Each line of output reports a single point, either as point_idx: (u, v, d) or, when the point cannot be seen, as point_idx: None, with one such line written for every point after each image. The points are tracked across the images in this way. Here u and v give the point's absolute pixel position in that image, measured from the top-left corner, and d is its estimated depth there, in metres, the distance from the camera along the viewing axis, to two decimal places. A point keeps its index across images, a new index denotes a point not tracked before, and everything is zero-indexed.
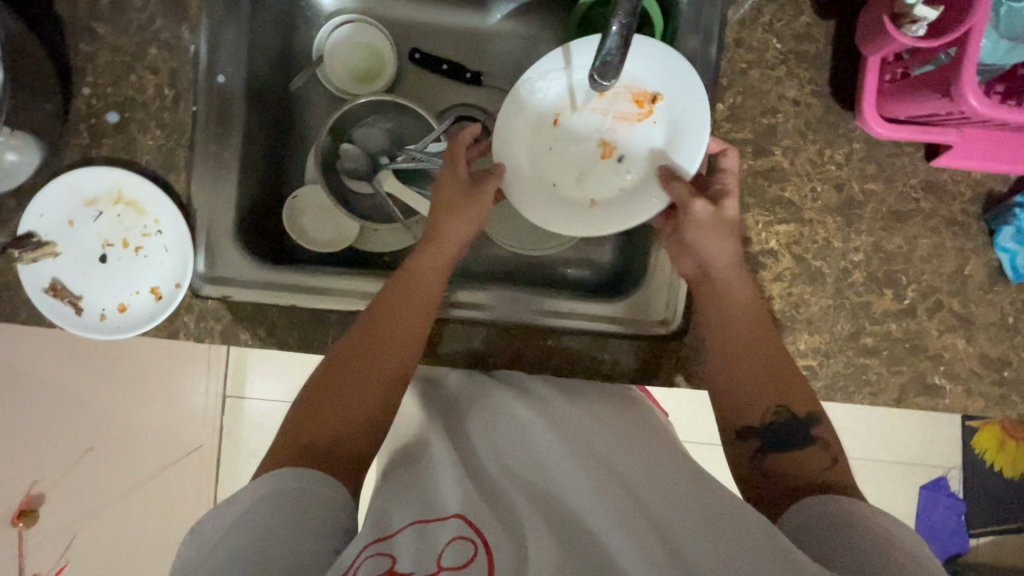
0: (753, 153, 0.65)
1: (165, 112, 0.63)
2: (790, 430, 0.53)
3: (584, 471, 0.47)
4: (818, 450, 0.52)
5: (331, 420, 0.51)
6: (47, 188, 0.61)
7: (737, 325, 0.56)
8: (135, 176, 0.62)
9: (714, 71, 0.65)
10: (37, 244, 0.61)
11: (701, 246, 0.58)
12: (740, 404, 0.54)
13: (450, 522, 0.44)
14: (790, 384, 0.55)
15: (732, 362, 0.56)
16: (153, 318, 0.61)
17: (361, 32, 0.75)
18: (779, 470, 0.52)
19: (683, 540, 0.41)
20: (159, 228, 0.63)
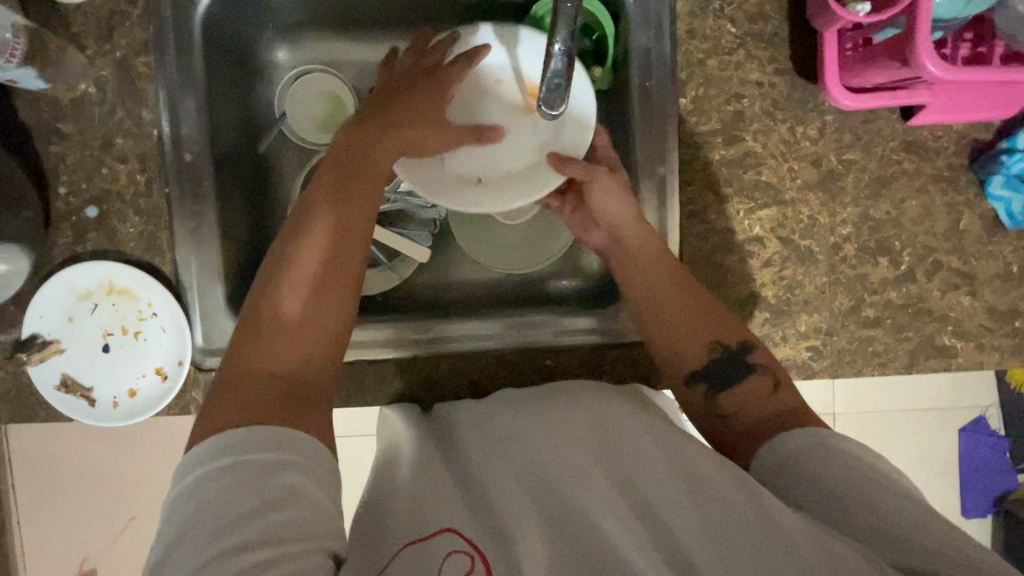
0: (724, 143, 0.64)
1: (140, 198, 0.64)
2: (728, 363, 0.57)
3: (579, 470, 0.48)
4: (760, 379, 0.56)
5: (283, 346, 0.50)
6: (41, 290, 0.63)
7: (656, 282, 0.60)
8: (122, 265, 0.63)
9: (673, 66, 0.64)
10: (43, 344, 0.63)
11: (609, 212, 0.63)
12: (682, 355, 0.58)
13: (442, 537, 0.44)
14: (722, 319, 0.59)
15: (658, 314, 0.59)
16: (162, 399, 0.63)
17: (317, 80, 0.75)
18: (732, 409, 0.55)
19: (680, 524, 0.43)
20: (154, 310, 0.65)
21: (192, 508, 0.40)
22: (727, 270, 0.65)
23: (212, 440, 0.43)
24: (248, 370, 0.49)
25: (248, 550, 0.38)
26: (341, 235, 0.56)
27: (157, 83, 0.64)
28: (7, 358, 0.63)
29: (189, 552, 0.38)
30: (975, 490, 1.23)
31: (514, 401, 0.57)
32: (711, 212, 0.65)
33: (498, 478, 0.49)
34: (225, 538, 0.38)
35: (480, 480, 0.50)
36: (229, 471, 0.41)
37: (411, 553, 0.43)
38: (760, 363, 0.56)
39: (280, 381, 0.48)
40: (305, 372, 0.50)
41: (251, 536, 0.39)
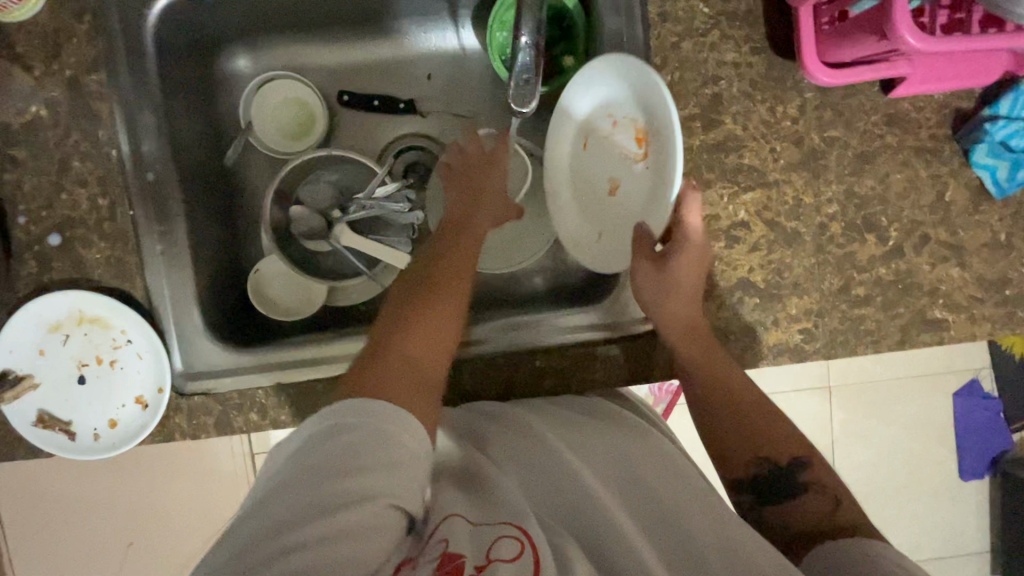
0: (703, 127, 0.63)
1: (105, 222, 0.61)
2: (775, 479, 0.55)
3: (618, 498, 0.49)
4: (818, 497, 0.53)
5: (407, 340, 0.51)
6: (9, 324, 0.61)
7: (701, 366, 0.59)
8: (90, 293, 0.61)
9: (645, 52, 0.62)
10: (16, 380, 0.61)
11: (656, 309, 0.61)
12: (728, 455, 0.57)
13: (507, 529, 0.42)
14: (767, 434, 0.57)
15: (709, 413, 0.59)
16: (144, 427, 0.61)
17: (282, 88, 0.73)
18: (782, 520, 0.53)
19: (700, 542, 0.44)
20: (128, 337, 0.63)
21: (289, 463, 0.39)
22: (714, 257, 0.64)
23: (342, 406, 0.43)
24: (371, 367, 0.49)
25: (332, 514, 0.36)
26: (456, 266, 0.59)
27: (114, 101, 0.61)
28: None
29: (278, 505, 0.36)
30: (971, 454, 1.24)
31: (543, 409, 0.57)
32: None
33: (529, 499, 0.49)
34: (312, 496, 0.37)
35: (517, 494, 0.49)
36: (331, 436, 0.40)
37: (458, 535, 0.42)
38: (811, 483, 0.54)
39: (407, 379, 0.47)
40: (426, 365, 0.50)
41: (335, 500, 0.37)
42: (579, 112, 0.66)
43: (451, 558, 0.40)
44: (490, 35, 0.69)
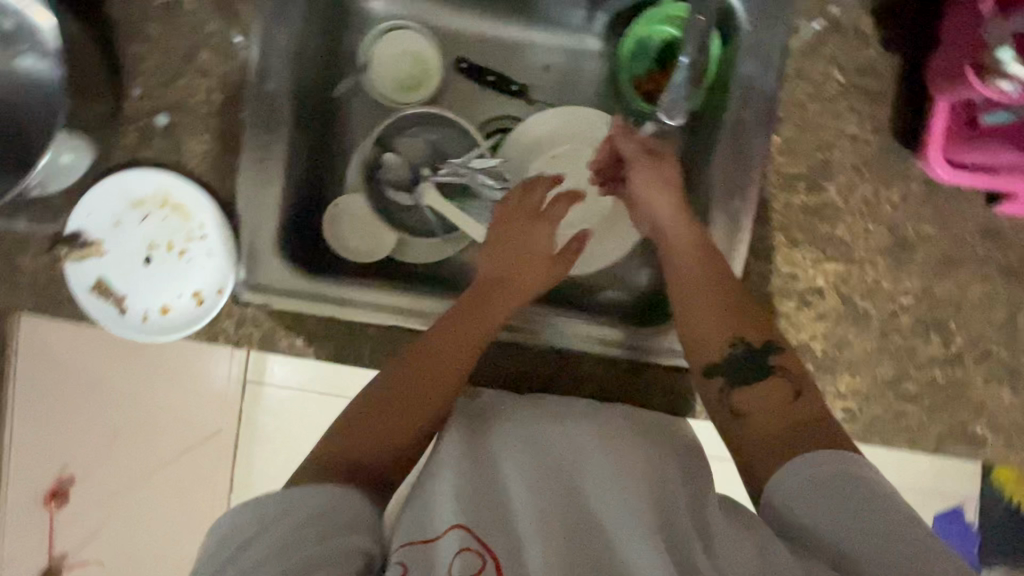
0: (806, 189, 0.63)
1: (215, 117, 0.62)
2: (747, 363, 0.53)
3: (615, 477, 0.47)
4: (781, 384, 0.51)
5: (401, 413, 0.52)
6: (97, 188, 0.62)
7: (686, 275, 0.58)
8: (182, 181, 0.62)
9: (771, 101, 0.62)
10: (85, 244, 0.62)
11: (650, 206, 0.63)
12: (699, 338, 0.55)
13: (451, 533, 0.44)
14: (750, 318, 0.56)
15: (684, 308, 0.57)
16: (194, 323, 0.63)
17: (407, 40, 0.74)
18: (748, 409, 0.50)
19: (668, 536, 0.44)
20: (203, 233, 0.63)
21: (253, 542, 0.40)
22: (781, 315, 0.64)
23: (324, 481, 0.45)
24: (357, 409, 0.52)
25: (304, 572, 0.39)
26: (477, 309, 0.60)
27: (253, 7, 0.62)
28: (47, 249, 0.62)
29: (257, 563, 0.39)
30: None
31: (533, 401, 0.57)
32: (778, 255, 0.64)
33: (507, 472, 0.49)
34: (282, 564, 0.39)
35: (495, 479, 0.49)
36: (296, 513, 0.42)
37: (411, 556, 0.42)
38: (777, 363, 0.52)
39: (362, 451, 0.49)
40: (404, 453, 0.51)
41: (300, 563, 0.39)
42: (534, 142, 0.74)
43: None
44: (630, 31, 0.70)
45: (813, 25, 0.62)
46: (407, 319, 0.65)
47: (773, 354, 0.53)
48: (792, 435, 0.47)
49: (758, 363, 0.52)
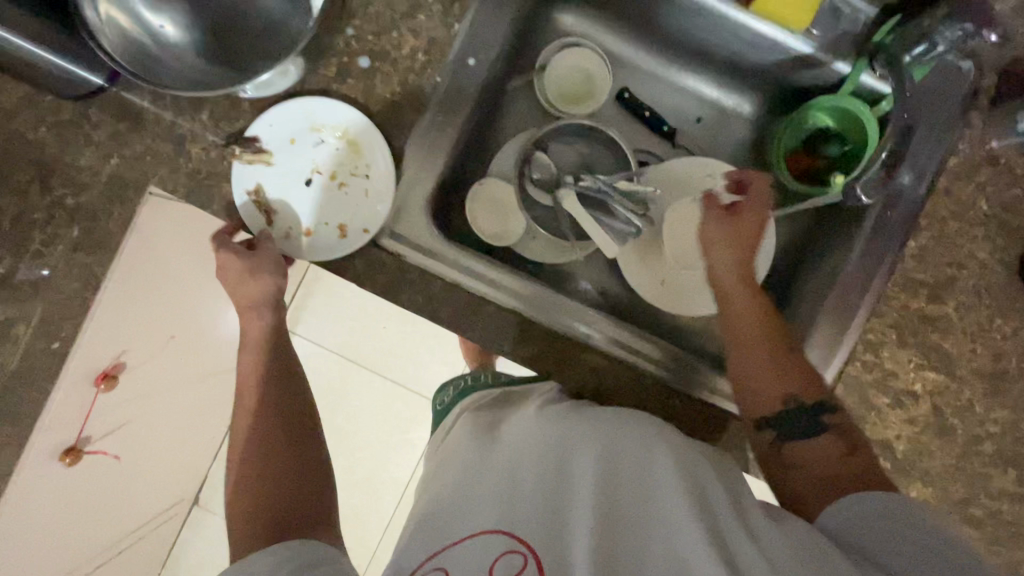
0: (927, 297, 0.66)
1: (410, 74, 0.66)
2: (801, 419, 0.58)
3: (647, 464, 0.49)
4: (832, 441, 0.56)
5: (267, 482, 0.57)
6: (287, 104, 0.66)
7: (744, 330, 0.62)
8: (366, 120, 0.66)
9: (916, 209, 0.66)
10: (257, 150, 0.66)
11: (716, 260, 0.66)
12: (758, 390, 0.59)
13: (496, 537, 0.45)
14: (803, 377, 0.60)
15: (749, 357, 0.61)
16: (332, 251, 0.65)
17: (583, 59, 0.78)
18: (800, 459, 0.56)
19: (699, 517, 0.44)
20: (368, 173, 0.67)
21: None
22: (873, 406, 0.66)
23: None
24: (247, 475, 0.58)
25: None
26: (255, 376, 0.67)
27: None
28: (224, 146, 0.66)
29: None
30: None
31: (547, 406, 0.59)
32: (885, 350, 0.66)
33: (535, 462, 0.51)
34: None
35: (522, 473, 0.50)
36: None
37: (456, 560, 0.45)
38: (832, 422, 0.57)
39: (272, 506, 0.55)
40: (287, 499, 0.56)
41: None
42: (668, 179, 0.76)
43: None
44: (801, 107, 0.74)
45: (974, 153, 0.66)
46: (521, 305, 0.68)
47: (828, 414, 0.58)
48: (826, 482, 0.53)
49: (814, 423, 0.57)
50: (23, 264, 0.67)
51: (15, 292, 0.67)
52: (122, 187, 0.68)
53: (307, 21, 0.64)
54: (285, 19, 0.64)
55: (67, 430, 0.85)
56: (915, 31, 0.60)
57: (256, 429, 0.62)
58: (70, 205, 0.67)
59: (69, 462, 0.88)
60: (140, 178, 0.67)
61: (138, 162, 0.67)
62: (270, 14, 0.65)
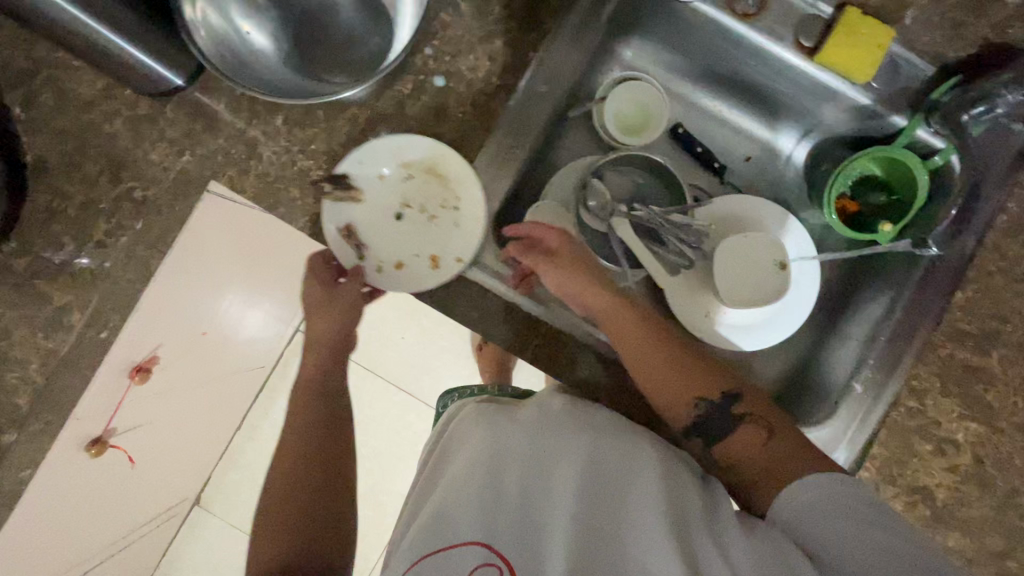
0: (971, 347, 0.67)
1: (482, 96, 0.68)
2: (713, 416, 0.59)
3: (624, 470, 0.51)
4: (755, 431, 0.57)
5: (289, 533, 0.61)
6: (378, 141, 0.67)
7: (651, 373, 0.61)
8: (455, 154, 0.67)
9: (964, 261, 0.68)
10: (347, 187, 0.67)
11: (569, 286, 0.67)
12: (669, 404, 0.61)
13: (475, 548, 0.48)
14: (704, 376, 0.61)
15: (657, 388, 0.61)
16: (424, 283, 0.67)
17: (641, 91, 0.80)
18: (731, 461, 0.57)
19: (670, 528, 0.46)
20: (458, 206, 0.69)
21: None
22: (915, 453, 0.67)
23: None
24: (270, 508, 0.64)
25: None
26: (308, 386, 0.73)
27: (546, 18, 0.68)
28: (298, 152, 0.68)
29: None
30: None
31: (531, 403, 0.59)
32: (929, 397, 0.68)
33: (511, 466, 0.53)
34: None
35: (497, 477, 0.52)
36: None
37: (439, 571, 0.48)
38: (746, 412, 0.58)
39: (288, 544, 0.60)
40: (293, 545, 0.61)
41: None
42: (720, 215, 0.77)
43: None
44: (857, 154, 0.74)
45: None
46: (573, 326, 0.69)
47: (736, 405, 0.59)
48: (762, 471, 0.54)
49: (726, 416, 0.58)
50: (86, 252, 0.68)
51: (76, 279, 0.68)
52: (189, 184, 0.69)
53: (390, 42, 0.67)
54: (365, 35, 0.67)
55: (96, 423, 0.84)
56: (977, 92, 0.63)
57: (281, 458, 0.68)
58: (137, 199, 0.68)
59: (95, 454, 0.87)
60: (209, 177, 0.69)
61: (208, 161, 0.68)
62: (349, 27, 0.67)
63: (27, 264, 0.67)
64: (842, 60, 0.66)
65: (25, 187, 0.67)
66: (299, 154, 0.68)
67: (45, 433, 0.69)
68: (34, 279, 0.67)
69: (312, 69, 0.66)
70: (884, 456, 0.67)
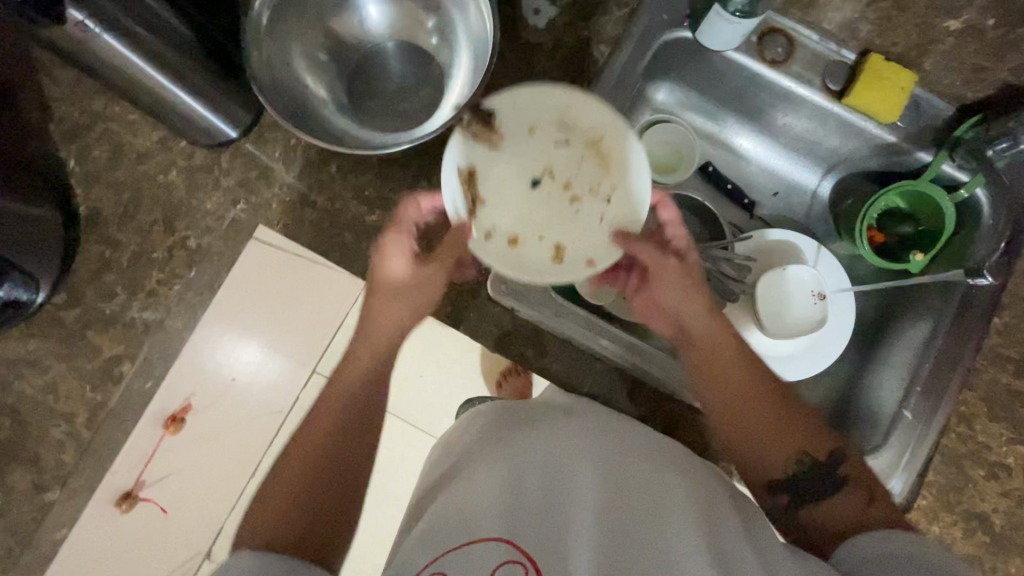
0: (1013, 371, 0.70)
1: None
2: (814, 479, 0.52)
3: (654, 472, 0.49)
4: (853, 495, 0.50)
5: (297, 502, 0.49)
6: (547, 89, 0.59)
7: (737, 406, 0.55)
8: (635, 141, 0.57)
9: (1002, 289, 0.69)
10: (487, 127, 0.58)
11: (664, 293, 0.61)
12: (758, 451, 0.54)
13: (492, 543, 0.42)
14: (802, 429, 0.54)
15: (742, 430, 0.54)
16: (545, 277, 0.56)
17: (673, 132, 0.83)
18: (818, 521, 0.50)
19: (705, 534, 0.43)
20: (610, 197, 0.58)
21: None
22: (969, 479, 0.68)
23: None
24: (278, 480, 0.51)
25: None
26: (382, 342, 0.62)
27: (589, 69, 0.72)
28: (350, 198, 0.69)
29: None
30: None
31: (544, 414, 0.58)
32: (977, 422, 0.69)
33: (534, 465, 0.49)
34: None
35: (516, 475, 0.48)
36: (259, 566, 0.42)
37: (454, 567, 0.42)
38: (847, 467, 0.52)
39: (305, 523, 0.49)
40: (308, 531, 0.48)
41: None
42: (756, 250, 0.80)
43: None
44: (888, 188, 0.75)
45: None
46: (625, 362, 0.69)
47: (840, 466, 0.52)
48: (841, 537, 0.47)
49: (828, 479, 0.51)
50: (140, 303, 0.68)
51: (128, 330, 0.68)
52: (244, 232, 0.70)
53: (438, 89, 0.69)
54: (413, 88, 0.69)
55: None
56: (998, 128, 0.67)
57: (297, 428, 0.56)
58: (193, 248, 0.69)
59: (126, 510, 0.70)
60: (261, 224, 0.69)
61: (263, 209, 0.69)
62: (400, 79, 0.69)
63: (78, 316, 0.67)
64: (874, 100, 0.70)
65: (78, 239, 0.68)
66: (353, 200, 0.69)
67: (89, 488, 0.68)
68: (85, 330, 0.67)
69: (364, 122, 0.68)
70: (939, 483, 0.68)
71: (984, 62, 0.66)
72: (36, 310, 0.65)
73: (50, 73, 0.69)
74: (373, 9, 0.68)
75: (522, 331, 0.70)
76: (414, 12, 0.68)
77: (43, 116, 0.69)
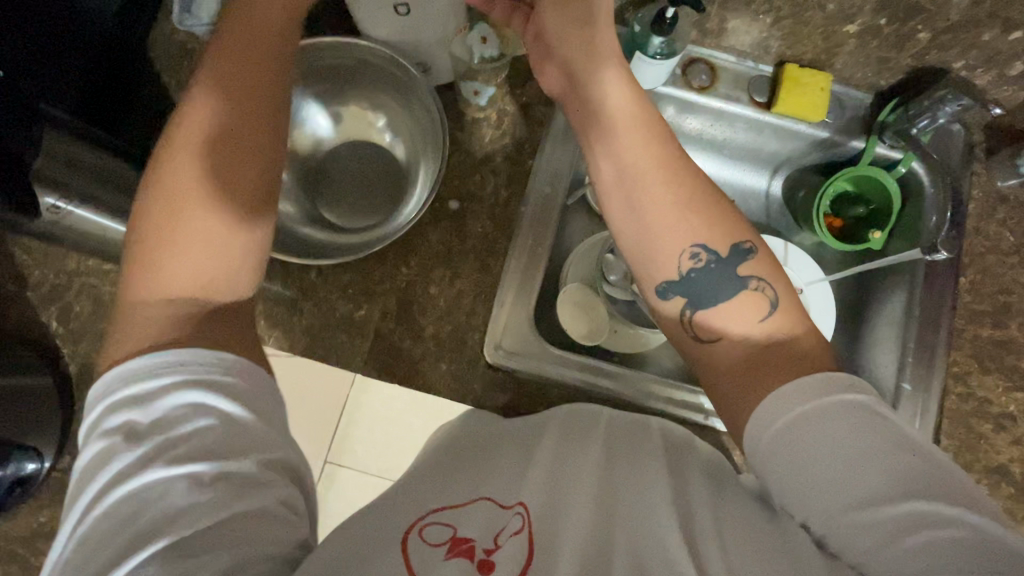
0: (992, 323, 0.73)
1: (495, 210, 0.74)
2: (712, 268, 0.51)
3: (660, 469, 0.48)
4: (756, 301, 0.50)
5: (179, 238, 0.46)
6: None
7: (634, 167, 0.53)
8: None
9: (959, 252, 0.74)
10: None
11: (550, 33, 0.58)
12: (659, 253, 0.52)
13: (512, 510, 0.44)
14: (726, 224, 0.52)
15: (640, 192, 0.52)
16: None
17: None
18: (713, 333, 0.51)
19: (680, 515, 0.44)
20: None
21: (158, 378, 0.40)
22: (980, 434, 0.71)
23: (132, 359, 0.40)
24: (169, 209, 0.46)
25: (173, 448, 0.38)
26: (247, 105, 0.50)
27: (534, 129, 0.76)
28: (337, 296, 0.71)
29: (169, 458, 0.38)
30: None
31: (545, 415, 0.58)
32: (973, 378, 0.72)
33: (540, 451, 0.51)
34: (155, 484, 0.37)
35: (529, 471, 0.48)
36: (184, 368, 0.40)
37: (460, 518, 0.44)
38: (753, 277, 0.51)
39: (245, 101, 0.49)
40: (212, 254, 0.46)
41: (158, 493, 0.37)
42: None
43: (460, 541, 0.42)
44: (831, 179, 0.79)
45: (989, 196, 0.76)
46: (633, 393, 0.71)
47: (745, 260, 0.52)
48: (748, 373, 0.47)
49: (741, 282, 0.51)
50: None
51: None
52: None
53: (404, 176, 0.74)
54: (374, 178, 0.74)
55: None
56: (916, 107, 0.72)
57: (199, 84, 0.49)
58: None
59: None
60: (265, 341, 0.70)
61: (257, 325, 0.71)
62: (363, 175, 0.74)
63: None
64: (798, 104, 0.76)
65: (73, 400, 0.67)
66: (339, 299, 0.71)
67: None
68: None
69: (336, 224, 0.71)
70: (955, 446, 0.70)
71: (888, 53, 0.71)
72: (42, 479, 0.65)
73: (19, 242, 0.69)
74: (322, 116, 0.74)
75: (519, 386, 0.71)
76: (363, 114, 0.75)
77: (19, 287, 0.69)
